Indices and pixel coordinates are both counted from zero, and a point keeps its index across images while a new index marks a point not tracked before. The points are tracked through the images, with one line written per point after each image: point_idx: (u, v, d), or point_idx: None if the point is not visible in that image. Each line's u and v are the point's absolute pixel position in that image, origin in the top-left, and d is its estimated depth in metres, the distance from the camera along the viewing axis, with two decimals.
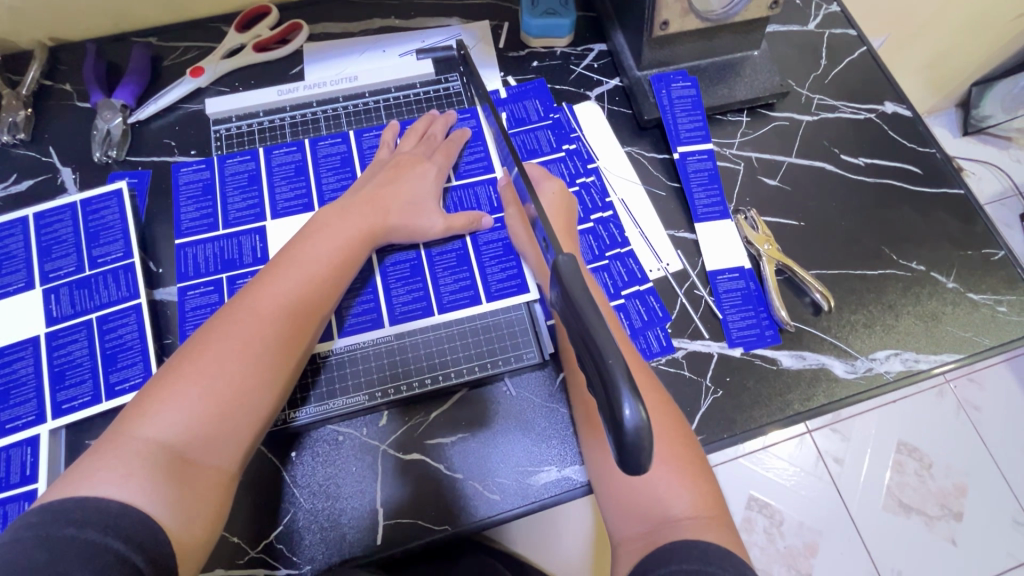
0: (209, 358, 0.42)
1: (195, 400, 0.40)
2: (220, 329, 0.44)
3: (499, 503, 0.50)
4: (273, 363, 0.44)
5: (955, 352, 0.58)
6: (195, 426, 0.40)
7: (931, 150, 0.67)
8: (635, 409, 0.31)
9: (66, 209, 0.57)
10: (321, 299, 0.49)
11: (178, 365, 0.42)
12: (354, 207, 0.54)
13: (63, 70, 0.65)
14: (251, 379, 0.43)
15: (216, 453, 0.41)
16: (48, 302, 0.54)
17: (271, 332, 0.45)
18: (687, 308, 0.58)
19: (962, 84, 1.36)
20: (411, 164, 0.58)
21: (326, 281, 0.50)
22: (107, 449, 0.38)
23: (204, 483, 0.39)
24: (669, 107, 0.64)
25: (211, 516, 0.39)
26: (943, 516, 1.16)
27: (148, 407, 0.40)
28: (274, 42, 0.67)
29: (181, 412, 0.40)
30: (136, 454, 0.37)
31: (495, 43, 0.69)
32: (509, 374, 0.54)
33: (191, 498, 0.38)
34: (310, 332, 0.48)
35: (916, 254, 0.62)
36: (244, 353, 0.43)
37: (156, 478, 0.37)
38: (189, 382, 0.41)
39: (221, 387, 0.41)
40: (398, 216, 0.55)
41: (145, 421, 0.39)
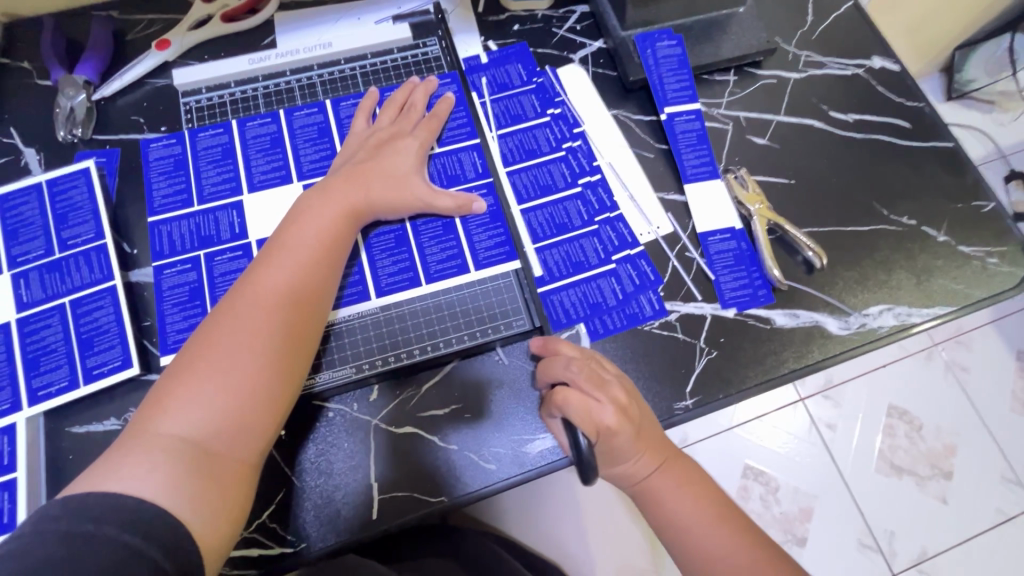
0: (220, 353, 0.42)
1: (212, 394, 0.40)
2: (226, 322, 0.44)
3: (495, 473, 0.50)
4: (285, 351, 0.44)
5: (947, 305, 0.57)
6: (214, 419, 0.40)
7: (919, 105, 0.66)
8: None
9: (31, 190, 0.55)
10: (322, 280, 0.48)
11: (190, 361, 0.42)
12: (342, 183, 0.52)
13: (20, 47, 0.62)
14: (266, 369, 0.43)
15: (236, 445, 0.41)
16: (18, 287, 0.51)
17: (279, 320, 0.44)
18: (679, 271, 0.57)
19: (947, 47, 1.35)
20: (392, 140, 0.56)
21: (323, 262, 0.49)
22: (131, 446, 0.38)
23: (228, 475, 0.40)
24: (654, 67, 0.63)
25: (234, 508, 0.40)
26: (934, 476, 1.19)
27: (165, 403, 0.40)
28: (243, 12, 0.64)
29: (198, 407, 0.40)
30: (159, 449, 0.38)
31: (473, 6, 0.67)
32: (501, 342, 0.53)
33: (215, 490, 0.38)
34: (316, 313, 0.47)
35: (907, 209, 0.61)
36: (255, 344, 0.43)
37: (180, 473, 0.37)
38: (203, 378, 0.41)
39: (237, 380, 0.41)
40: (383, 193, 0.53)
41: (163, 417, 0.39)
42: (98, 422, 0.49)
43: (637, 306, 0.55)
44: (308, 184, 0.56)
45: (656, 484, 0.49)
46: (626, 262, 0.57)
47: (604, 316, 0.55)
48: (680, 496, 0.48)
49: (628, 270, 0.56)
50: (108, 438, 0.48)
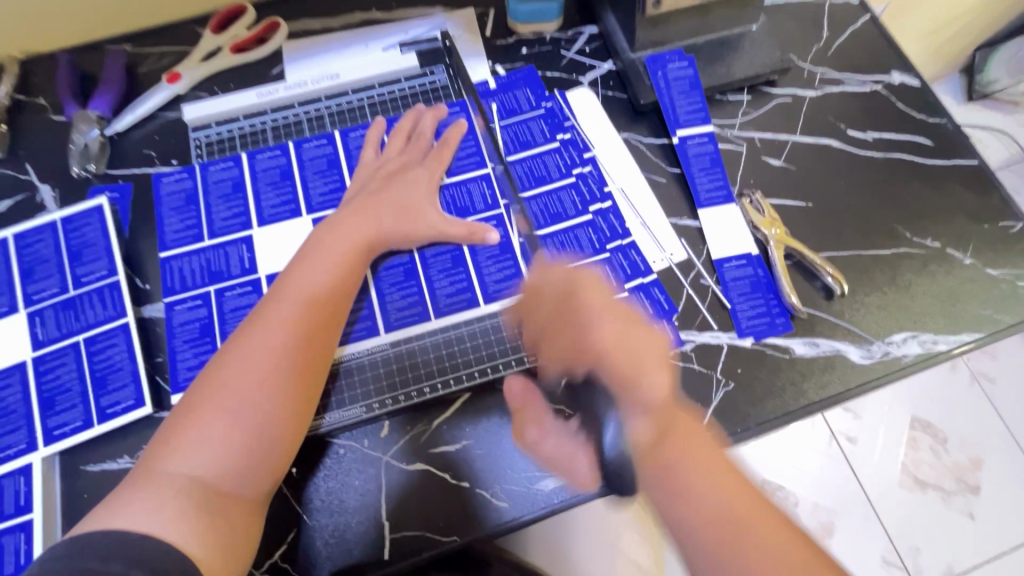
0: (225, 392, 0.43)
1: (220, 429, 0.42)
2: (233, 360, 0.44)
3: (508, 511, 0.49)
4: (292, 386, 0.45)
5: (975, 332, 0.55)
6: (221, 458, 0.41)
7: (942, 121, 0.64)
8: None
9: (46, 228, 0.55)
10: (331, 315, 0.48)
11: (198, 400, 0.43)
12: (352, 215, 0.52)
13: (36, 82, 0.63)
14: (274, 403, 0.44)
15: (242, 483, 0.42)
16: (33, 325, 0.52)
17: (290, 352, 0.45)
18: (694, 299, 0.56)
19: (968, 47, 1.31)
20: (401, 172, 0.56)
21: (332, 296, 0.49)
22: (141, 484, 0.40)
23: (231, 513, 0.41)
24: (666, 89, 0.62)
25: (236, 546, 0.41)
26: (960, 491, 1.16)
27: (175, 442, 0.42)
28: (252, 42, 0.65)
29: (205, 445, 0.41)
30: (167, 486, 0.40)
31: (481, 31, 0.66)
32: (513, 376, 0.52)
33: (220, 529, 0.40)
34: (322, 348, 0.47)
35: (930, 231, 0.59)
36: (265, 377, 0.44)
37: (184, 511, 0.39)
38: (212, 418, 0.42)
39: (243, 419, 0.42)
40: (392, 225, 0.53)
41: (173, 456, 0.41)
42: (112, 461, 0.49)
43: None
44: (317, 218, 0.56)
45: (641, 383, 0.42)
46: (639, 291, 0.56)
47: None
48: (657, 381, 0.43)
49: (641, 300, 0.55)
50: (122, 477, 0.48)
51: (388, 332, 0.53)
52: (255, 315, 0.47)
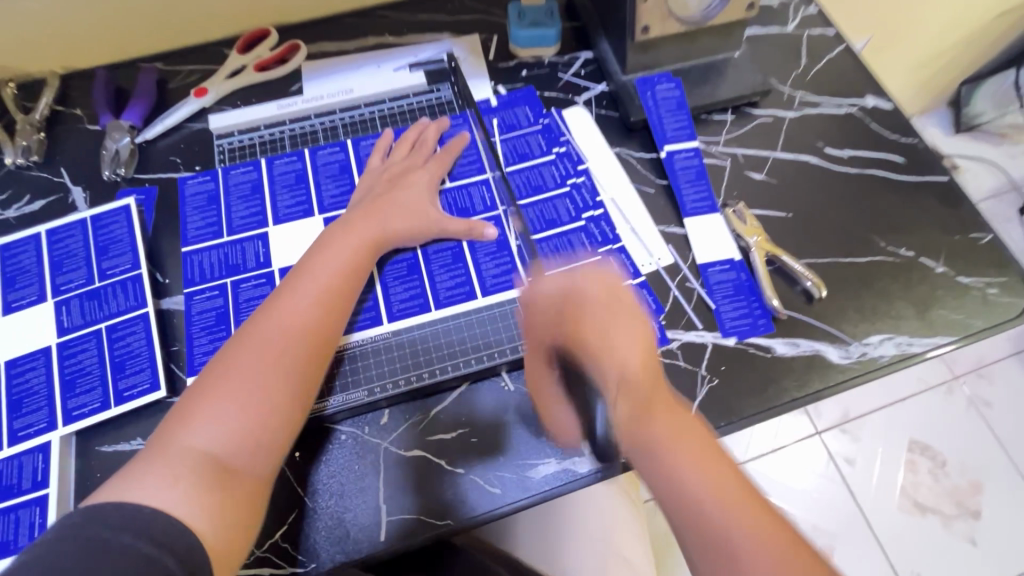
0: (240, 375, 0.46)
1: (233, 409, 0.44)
2: (247, 345, 0.47)
3: (501, 497, 0.51)
4: (303, 369, 0.48)
5: (949, 335, 0.58)
6: (233, 436, 0.44)
7: (914, 141, 0.68)
8: None
9: (76, 225, 0.60)
10: (342, 306, 0.52)
11: (212, 382, 0.46)
12: (359, 217, 0.56)
13: (73, 95, 0.69)
14: (286, 385, 0.47)
15: (252, 462, 0.44)
16: (59, 313, 0.56)
17: (301, 339, 0.48)
18: (680, 300, 0.59)
19: (953, 81, 1.37)
20: (403, 174, 0.60)
21: (342, 288, 0.52)
22: (153, 460, 0.42)
23: (242, 490, 0.43)
24: (654, 108, 0.66)
25: (245, 521, 0.43)
26: (959, 516, 1.16)
27: (188, 420, 0.44)
28: (274, 62, 0.71)
29: (219, 425, 0.44)
30: (182, 461, 0.42)
31: (485, 54, 0.72)
32: (508, 368, 0.55)
33: (230, 504, 0.42)
34: (332, 337, 0.50)
35: (904, 241, 0.63)
36: (277, 359, 0.47)
37: (197, 486, 0.41)
38: (227, 399, 0.45)
39: (258, 399, 0.45)
40: (399, 223, 0.57)
41: (188, 432, 0.43)
42: (125, 442, 0.52)
43: None
44: (329, 218, 0.60)
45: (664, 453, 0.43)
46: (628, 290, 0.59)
47: None
48: (689, 465, 0.43)
49: None
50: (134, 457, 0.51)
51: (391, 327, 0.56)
52: (269, 304, 0.50)
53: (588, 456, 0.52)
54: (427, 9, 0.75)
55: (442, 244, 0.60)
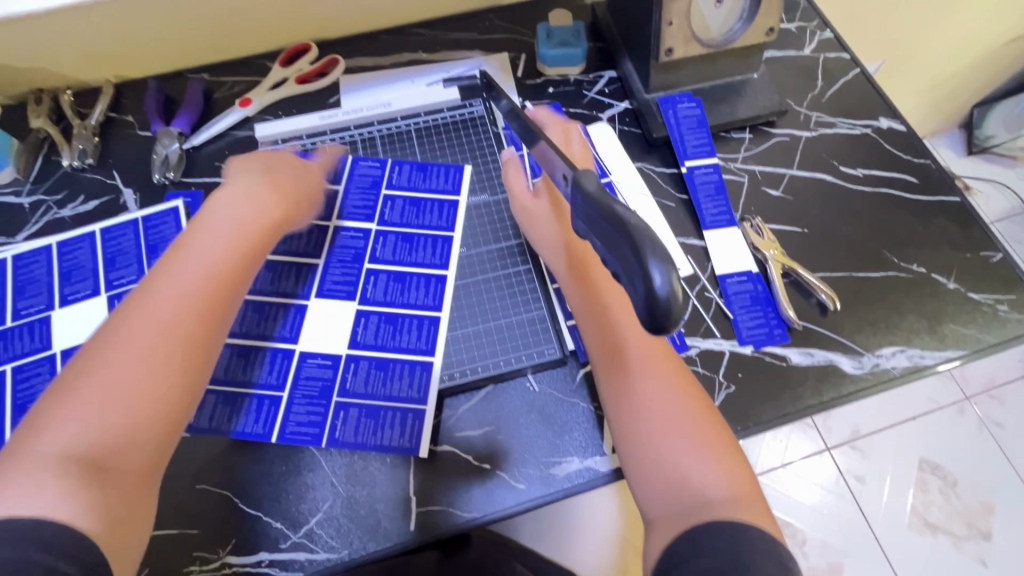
0: (104, 370, 0.43)
1: (100, 403, 0.42)
2: (111, 340, 0.45)
3: (525, 492, 0.53)
4: (188, 359, 0.46)
5: (959, 349, 0.60)
6: (102, 432, 0.41)
7: (927, 162, 0.71)
8: (667, 278, 0.29)
9: (128, 224, 0.63)
10: (220, 294, 0.50)
11: (70, 381, 0.43)
12: (228, 213, 0.54)
13: (126, 103, 0.73)
14: (165, 375, 0.44)
15: (133, 456, 0.42)
16: (112, 306, 0.59)
17: (170, 323, 0.46)
18: (699, 309, 0.62)
19: (964, 104, 1.40)
20: (287, 171, 0.60)
21: (220, 276, 0.50)
22: (10, 468, 0.39)
23: (126, 484, 0.41)
24: (676, 126, 0.70)
25: (129, 517, 0.41)
26: (970, 536, 1.15)
27: (40, 425, 0.41)
28: (314, 75, 0.75)
29: (80, 423, 0.41)
30: (45, 465, 0.39)
31: (513, 72, 0.76)
32: (533, 370, 0.58)
33: (110, 500, 0.40)
34: (212, 327, 0.48)
35: (917, 257, 0.65)
36: (153, 353, 0.45)
37: (71, 486, 0.38)
38: (87, 397, 0.42)
39: (122, 394, 0.43)
40: (276, 222, 0.57)
41: (43, 437, 0.40)
42: None
43: None
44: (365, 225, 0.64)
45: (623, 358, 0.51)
46: None
47: None
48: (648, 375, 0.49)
49: None
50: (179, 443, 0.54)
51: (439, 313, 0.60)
52: (138, 293, 0.48)
53: (609, 455, 0.54)
54: (460, 28, 0.79)
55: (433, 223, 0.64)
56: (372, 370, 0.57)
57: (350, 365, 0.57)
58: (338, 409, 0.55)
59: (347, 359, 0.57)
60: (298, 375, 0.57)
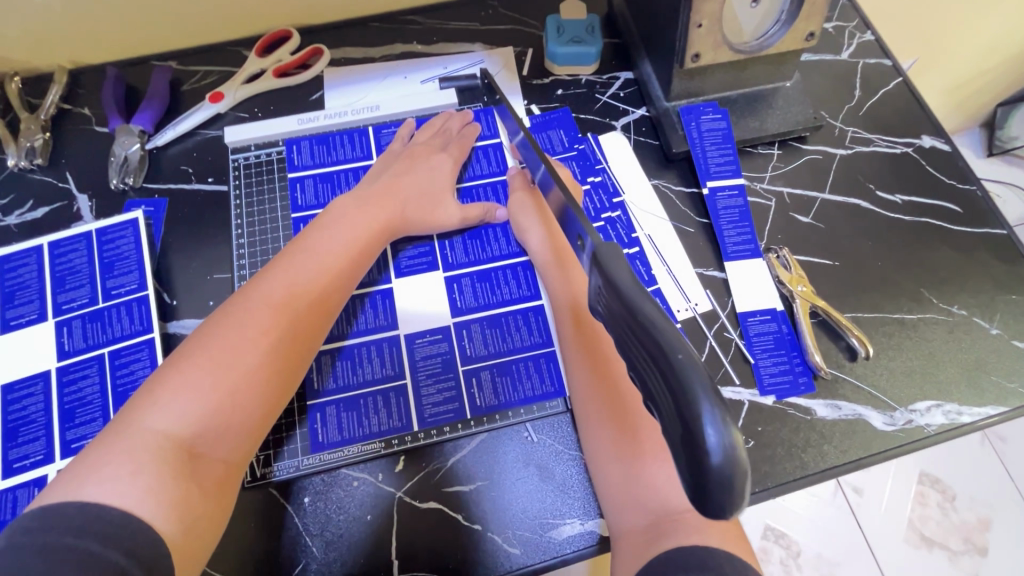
0: (221, 347, 0.43)
1: (211, 386, 0.41)
2: (230, 316, 0.45)
3: (519, 557, 0.48)
4: (296, 347, 0.46)
5: (999, 405, 0.55)
6: (205, 417, 0.40)
7: (971, 187, 0.64)
8: (722, 432, 0.24)
9: (81, 238, 0.56)
10: (335, 287, 0.50)
11: (186, 355, 0.42)
12: (371, 200, 0.55)
13: (82, 93, 0.65)
14: (273, 362, 0.44)
15: (224, 447, 0.41)
16: (60, 335, 0.52)
17: (289, 318, 0.46)
18: (717, 352, 0.56)
19: (990, 102, 1.32)
20: (425, 155, 0.59)
21: (342, 269, 0.51)
22: (115, 442, 0.38)
23: (215, 479, 0.40)
24: (698, 140, 0.62)
25: (212, 516, 0.40)
26: (966, 552, 1.13)
27: (154, 399, 0.40)
28: (295, 67, 0.67)
29: (188, 403, 0.40)
30: (146, 445, 0.38)
31: (519, 70, 0.68)
32: (531, 419, 0.52)
33: (196, 498, 0.39)
34: (324, 318, 0.49)
35: (957, 298, 0.59)
36: (267, 335, 0.45)
37: (163, 475, 0.37)
38: (201, 372, 0.41)
39: (234, 376, 0.42)
40: (414, 210, 0.57)
41: (152, 412, 0.40)
42: None
43: None
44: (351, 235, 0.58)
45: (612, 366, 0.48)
46: None
47: None
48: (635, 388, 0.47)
49: None
50: None
51: (525, 258, 0.58)
52: (259, 277, 0.48)
53: None
54: (460, 17, 0.70)
55: (483, 170, 0.63)
56: (343, 414, 0.52)
57: (464, 332, 0.54)
58: (470, 376, 0.53)
59: (457, 327, 0.55)
60: (414, 358, 0.53)
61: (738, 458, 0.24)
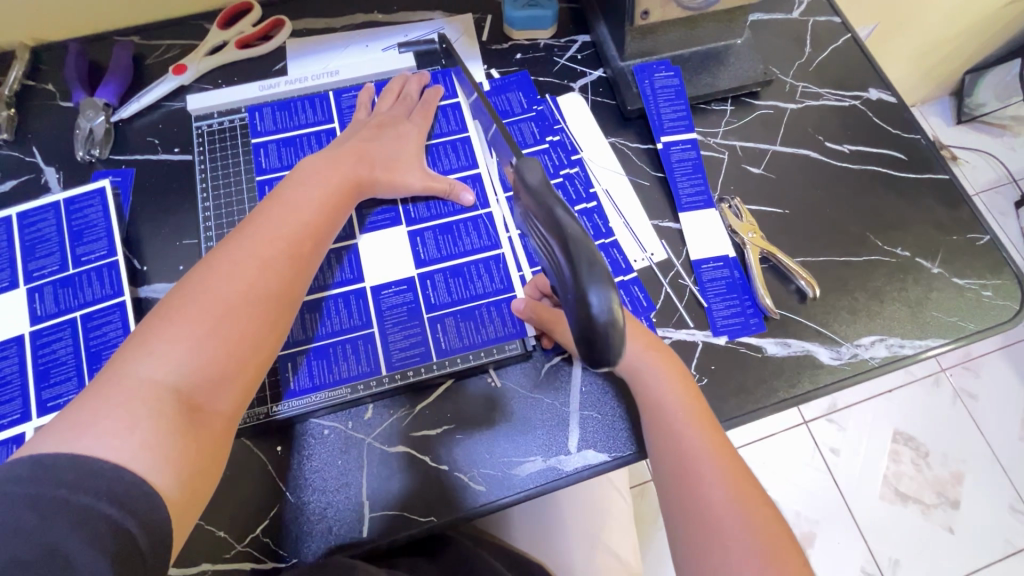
0: (210, 298, 0.41)
1: (204, 338, 0.39)
2: (217, 268, 0.43)
3: (486, 493, 0.50)
4: (286, 299, 0.45)
5: (940, 337, 0.58)
6: (200, 369, 0.39)
7: (916, 136, 0.67)
8: (603, 297, 0.30)
9: (49, 208, 0.57)
10: (320, 239, 0.49)
11: (173, 307, 0.40)
12: (342, 156, 0.54)
13: (45, 70, 0.66)
14: (265, 314, 0.43)
15: (221, 400, 0.40)
16: (32, 301, 0.54)
17: (278, 268, 0.45)
18: (671, 298, 0.58)
19: (957, 71, 1.35)
20: (392, 123, 0.59)
21: (325, 221, 0.49)
22: (103, 395, 0.36)
23: (213, 433, 0.39)
24: (652, 97, 0.64)
25: (210, 470, 0.38)
26: (939, 504, 1.17)
27: (142, 350, 0.38)
28: (257, 38, 0.68)
29: (182, 355, 0.38)
30: (140, 397, 0.36)
31: (477, 36, 0.69)
32: (494, 365, 0.54)
33: (195, 452, 0.37)
34: (310, 269, 0.47)
35: (901, 240, 0.62)
36: (257, 285, 0.43)
37: (161, 429, 0.36)
38: (194, 323, 0.39)
39: (228, 328, 0.41)
40: (383, 171, 0.56)
41: (142, 364, 0.37)
42: None
43: None
44: None
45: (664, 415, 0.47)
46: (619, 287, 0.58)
47: None
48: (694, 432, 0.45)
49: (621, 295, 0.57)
50: None
51: (486, 210, 0.60)
52: (239, 231, 0.46)
53: (573, 454, 0.51)
54: None
55: (446, 129, 0.63)
56: (313, 362, 0.53)
57: (427, 282, 0.56)
58: (434, 322, 0.55)
59: (421, 278, 0.56)
60: (381, 307, 0.55)
61: (618, 317, 0.30)
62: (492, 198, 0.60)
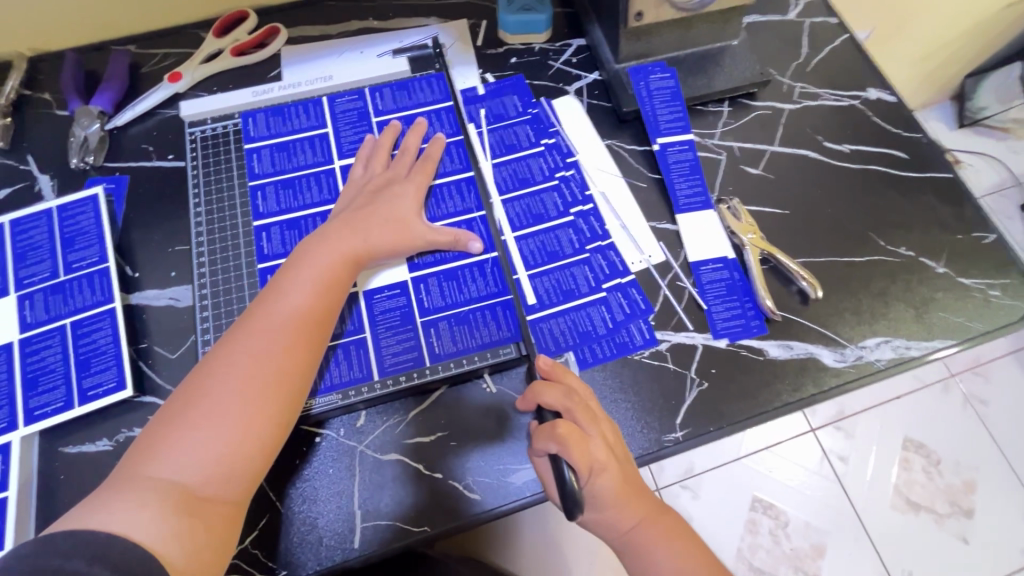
0: (212, 398, 0.43)
1: (206, 438, 0.41)
2: (221, 363, 0.45)
3: (480, 502, 0.49)
4: (286, 385, 0.45)
5: (947, 338, 0.56)
6: (205, 468, 0.41)
7: (917, 135, 0.66)
8: None
9: (41, 215, 0.57)
10: (323, 317, 0.49)
11: (182, 404, 0.43)
12: (344, 225, 0.54)
13: (42, 79, 0.66)
14: (265, 406, 0.44)
15: (225, 492, 0.41)
16: (23, 308, 0.53)
17: (276, 355, 0.45)
18: (670, 300, 0.57)
19: (957, 75, 1.34)
20: (392, 179, 0.57)
21: (326, 295, 0.50)
22: (120, 490, 0.39)
23: (219, 519, 0.41)
24: (647, 99, 0.64)
25: (218, 550, 0.40)
26: (953, 514, 1.14)
27: (156, 449, 0.41)
28: (252, 46, 0.68)
29: (186, 456, 0.41)
30: (149, 495, 0.39)
31: (473, 41, 0.69)
32: (490, 370, 0.53)
33: (200, 538, 0.39)
34: (314, 348, 0.48)
35: (905, 240, 0.60)
36: (255, 379, 0.44)
37: (167, 519, 0.38)
38: (197, 425, 0.42)
39: (227, 426, 0.42)
40: (384, 232, 0.54)
41: (154, 463, 0.40)
42: (91, 443, 0.50)
43: (588, 351, 0.54)
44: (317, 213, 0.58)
45: (639, 536, 0.49)
46: (616, 290, 0.57)
47: (594, 345, 0.54)
48: (664, 551, 0.48)
49: (618, 299, 0.56)
50: (100, 459, 0.49)
51: (481, 212, 0.59)
52: (244, 320, 0.47)
53: None
54: None
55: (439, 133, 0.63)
56: None
57: (420, 286, 0.55)
58: (428, 327, 0.54)
59: (414, 282, 0.56)
60: (374, 312, 0.54)
61: None
62: (485, 201, 0.59)
